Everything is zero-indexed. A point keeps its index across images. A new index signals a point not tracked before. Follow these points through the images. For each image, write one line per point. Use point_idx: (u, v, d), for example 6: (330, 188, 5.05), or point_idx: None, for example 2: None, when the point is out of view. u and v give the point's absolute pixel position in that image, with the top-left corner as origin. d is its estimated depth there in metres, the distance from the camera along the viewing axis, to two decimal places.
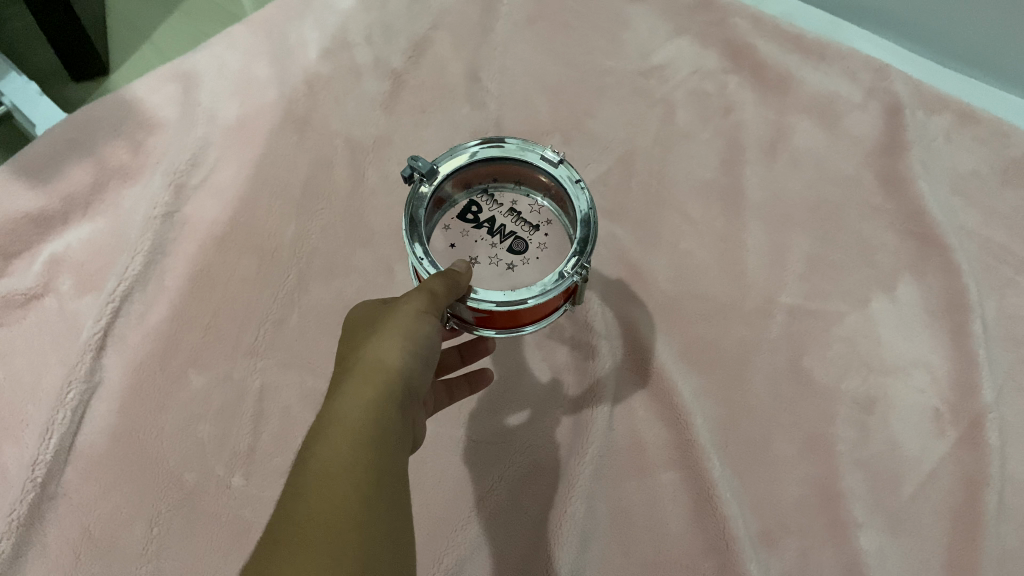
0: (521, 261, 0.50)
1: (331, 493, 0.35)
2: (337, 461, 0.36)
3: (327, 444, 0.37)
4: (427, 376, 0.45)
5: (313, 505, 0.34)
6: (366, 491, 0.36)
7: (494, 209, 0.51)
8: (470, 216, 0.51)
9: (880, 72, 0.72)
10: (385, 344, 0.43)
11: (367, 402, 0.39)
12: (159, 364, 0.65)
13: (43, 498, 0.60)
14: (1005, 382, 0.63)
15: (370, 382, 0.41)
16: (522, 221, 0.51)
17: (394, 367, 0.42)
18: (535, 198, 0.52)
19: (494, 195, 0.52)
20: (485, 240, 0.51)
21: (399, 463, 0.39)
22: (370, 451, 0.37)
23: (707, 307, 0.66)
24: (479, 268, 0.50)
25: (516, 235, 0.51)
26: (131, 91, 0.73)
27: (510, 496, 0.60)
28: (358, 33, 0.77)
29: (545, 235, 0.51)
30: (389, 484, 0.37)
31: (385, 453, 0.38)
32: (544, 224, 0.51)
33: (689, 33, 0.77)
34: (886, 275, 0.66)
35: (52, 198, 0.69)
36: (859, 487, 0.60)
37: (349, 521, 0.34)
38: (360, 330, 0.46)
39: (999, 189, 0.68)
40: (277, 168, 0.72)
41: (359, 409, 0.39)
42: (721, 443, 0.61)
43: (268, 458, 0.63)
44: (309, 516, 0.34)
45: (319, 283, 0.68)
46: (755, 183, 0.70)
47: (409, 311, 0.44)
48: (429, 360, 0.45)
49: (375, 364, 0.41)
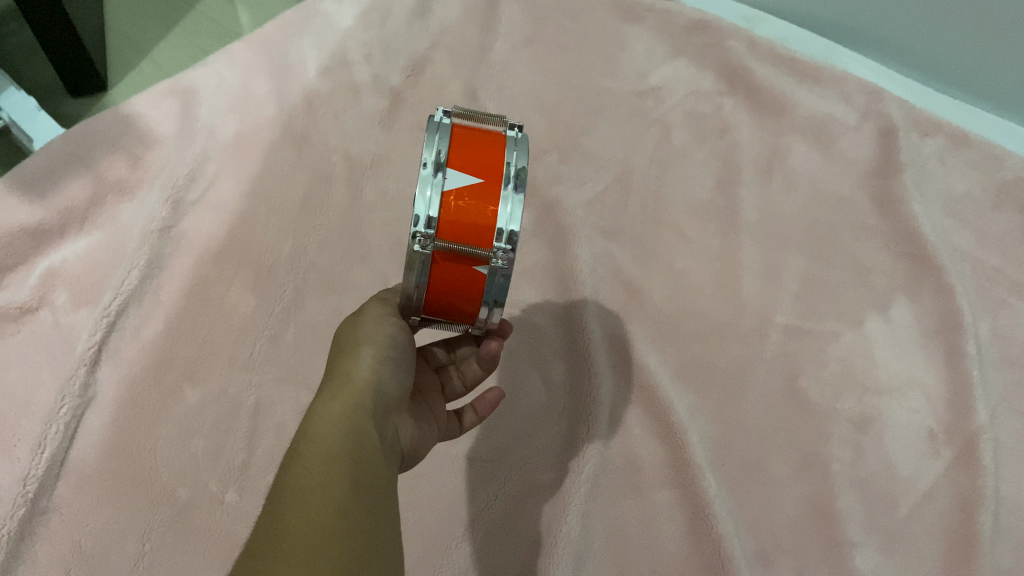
0: None
1: (308, 502, 0.35)
2: (311, 470, 0.37)
3: (302, 456, 0.38)
4: (400, 383, 0.46)
5: (291, 514, 0.35)
6: (342, 496, 0.36)
7: None
8: None
9: (874, 95, 0.73)
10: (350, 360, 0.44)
11: (337, 413, 0.40)
12: (154, 378, 0.65)
13: (34, 513, 0.60)
14: (999, 403, 0.63)
15: (337, 394, 0.42)
16: None
17: (361, 379, 0.43)
18: None
19: None
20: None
21: (376, 469, 0.39)
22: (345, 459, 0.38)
23: (703, 326, 0.67)
24: None
25: None
26: (129, 105, 0.73)
27: (504, 514, 0.60)
28: (357, 52, 0.77)
29: None
30: (366, 490, 0.37)
31: (360, 461, 0.39)
32: None
33: (685, 55, 0.78)
34: (880, 296, 0.67)
35: (48, 211, 0.68)
36: (854, 507, 0.60)
37: (325, 523, 0.34)
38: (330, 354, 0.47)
39: (991, 212, 0.69)
40: (275, 184, 0.72)
41: (330, 421, 0.40)
42: (717, 462, 0.61)
43: (260, 474, 0.62)
44: (286, 525, 0.34)
45: (315, 299, 0.69)
46: (750, 203, 0.71)
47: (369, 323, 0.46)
48: (397, 366, 0.46)
49: (342, 378, 0.43)
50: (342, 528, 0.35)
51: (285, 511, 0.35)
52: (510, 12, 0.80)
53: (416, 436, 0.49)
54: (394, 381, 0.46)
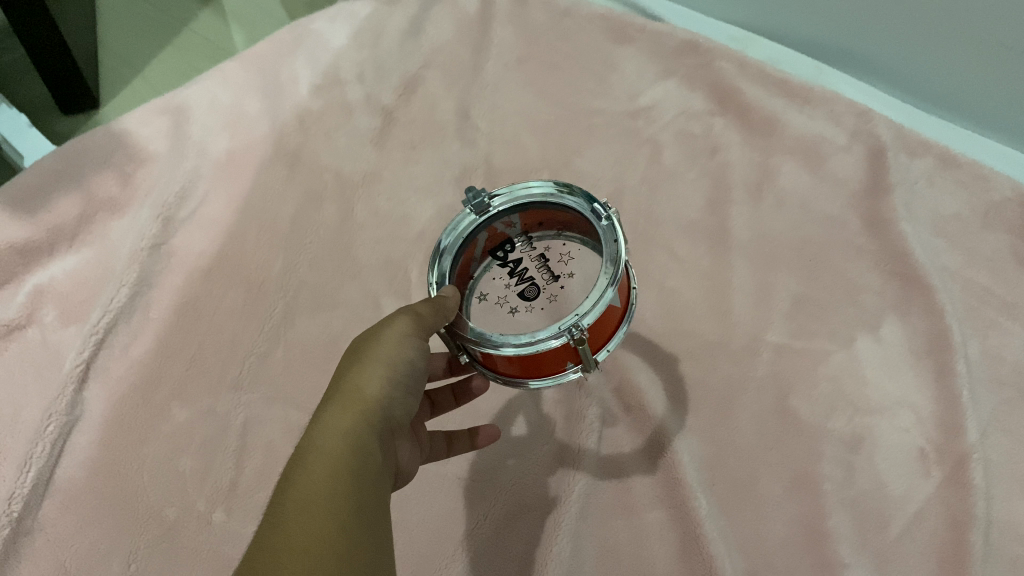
0: (526, 308, 0.47)
1: (309, 516, 0.35)
2: (315, 484, 0.37)
3: (306, 475, 0.37)
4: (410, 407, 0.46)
5: (291, 527, 0.35)
6: (345, 513, 0.36)
7: (526, 252, 0.49)
8: (501, 254, 0.50)
9: (863, 116, 0.73)
10: (364, 375, 0.43)
11: (343, 433, 0.40)
12: (142, 397, 0.64)
13: (18, 532, 0.59)
14: (990, 422, 0.63)
15: (348, 411, 0.41)
16: (546, 267, 0.49)
17: (373, 400, 0.42)
18: (569, 244, 0.49)
19: (531, 239, 0.50)
20: (502, 278, 0.49)
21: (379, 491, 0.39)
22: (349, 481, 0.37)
23: (693, 345, 0.67)
24: (486, 306, 0.48)
25: (534, 281, 0.48)
26: (121, 123, 0.73)
27: (496, 534, 0.60)
28: (349, 70, 0.78)
29: (562, 286, 0.47)
30: (368, 511, 0.37)
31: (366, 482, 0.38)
32: (564, 275, 0.48)
33: (676, 75, 0.78)
34: (870, 315, 0.67)
35: (38, 229, 0.68)
36: (844, 527, 0.59)
37: (326, 540, 0.34)
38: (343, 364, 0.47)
39: (980, 231, 0.69)
40: (266, 202, 0.72)
41: (338, 441, 0.39)
42: (708, 482, 0.61)
43: (249, 493, 0.61)
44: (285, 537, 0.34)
45: (305, 317, 0.68)
46: (740, 223, 0.71)
47: (393, 339, 0.45)
48: (410, 390, 0.45)
49: (354, 397, 0.42)
50: (343, 549, 0.34)
51: (285, 523, 0.35)
52: (502, 33, 0.81)
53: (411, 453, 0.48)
54: (403, 404, 0.45)
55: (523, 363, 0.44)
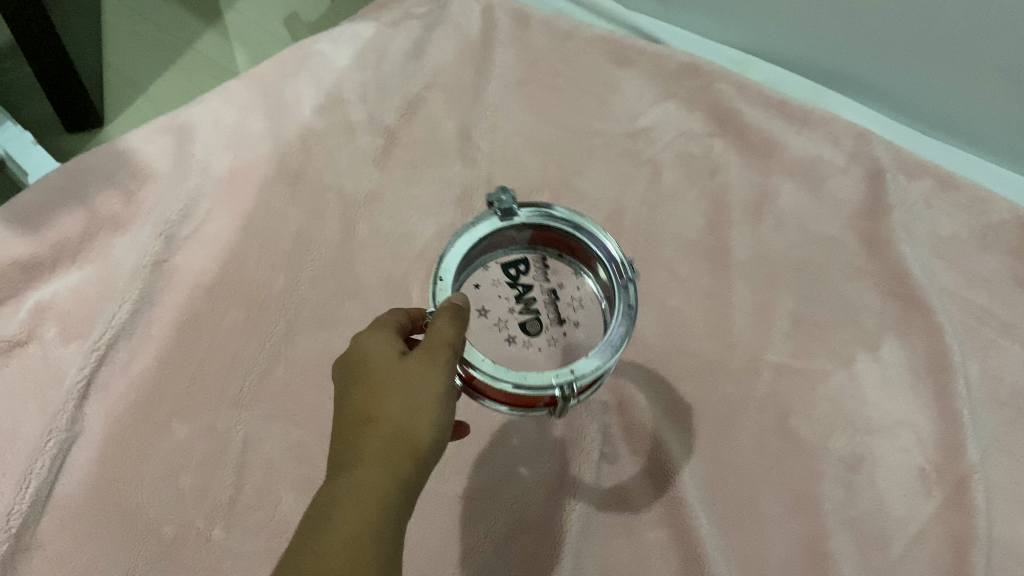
0: (525, 341, 0.48)
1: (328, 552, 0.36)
2: (337, 520, 0.37)
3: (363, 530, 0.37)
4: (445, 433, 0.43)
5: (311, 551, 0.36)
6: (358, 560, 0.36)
7: (538, 277, 0.50)
8: (513, 271, 0.50)
9: (862, 137, 0.74)
10: (402, 402, 0.41)
11: (379, 461, 0.40)
12: (142, 414, 0.64)
13: (15, 550, 0.59)
14: (990, 443, 0.63)
15: (382, 442, 0.40)
16: (554, 304, 0.50)
17: (406, 434, 0.41)
18: (579, 274, 0.51)
19: (547, 265, 0.51)
20: (507, 300, 0.49)
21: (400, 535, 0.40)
22: (380, 536, 0.38)
23: (694, 364, 0.66)
24: (486, 324, 0.48)
25: (539, 315, 0.49)
26: (125, 141, 0.73)
27: (495, 551, 0.59)
28: (352, 91, 0.78)
29: (564, 331, 0.49)
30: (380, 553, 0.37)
31: (394, 536, 0.39)
32: (569, 319, 0.49)
33: (676, 97, 0.79)
34: (869, 335, 0.67)
35: (40, 245, 0.68)
36: (846, 547, 0.59)
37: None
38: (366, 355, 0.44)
39: (979, 253, 0.70)
40: (268, 220, 0.72)
41: (368, 475, 0.39)
42: (708, 501, 0.61)
43: (248, 511, 0.61)
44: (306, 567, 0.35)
45: (306, 335, 0.69)
46: (739, 243, 0.72)
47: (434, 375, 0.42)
48: (448, 417, 0.43)
49: (386, 425, 0.41)
50: None
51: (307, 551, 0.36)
52: (503, 55, 0.82)
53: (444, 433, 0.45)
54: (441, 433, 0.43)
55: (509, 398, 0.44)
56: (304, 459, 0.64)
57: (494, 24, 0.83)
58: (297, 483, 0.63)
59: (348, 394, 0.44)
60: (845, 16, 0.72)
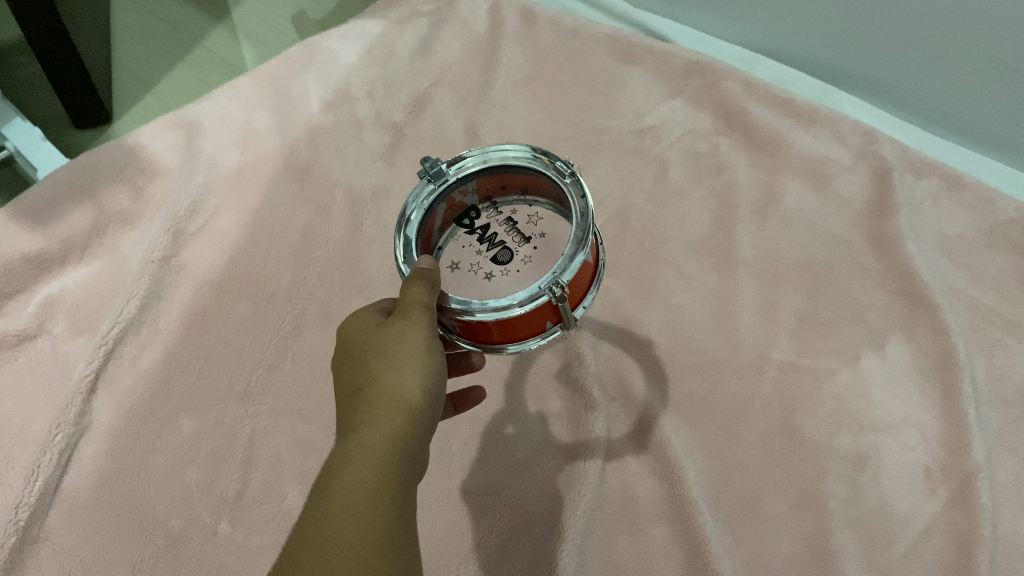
0: (501, 271, 0.49)
1: (351, 506, 0.38)
2: (353, 477, 0.39)
3: (377, 481, 0.40)
4: (441, 397, 0.46)
5: (331, 505, 0.38)
6: (381, 509, 0.38)
7: (492, 217, 0.52)
8: (467, 221, 0.52)
9: (868, 136, 0.74)
10: (395, 372, 0.44)
11: (381, 424, 0.42)
12: (150, 408, 0.65)
13: (23, 542, 0.59)
14: (995, 442, 0.63)
15: (382, 408, 0.43)
16: (515, 231, 0.51)
17: (405, 397, 0.43)
18: (534, 205, 0.51)
19: (497, 205, 0.52)
20: (473, 246, 0.51)
21: (411, 482, 0.42)
22: (388, 482, 0.40)
23: (699, 362, 0.67)
24: (460, 275, 0.50)
25: (505, 244, 0.50)
26: (133, 136, 0.74)
27: (499, 547, 0.60)
28: (359, 89, 0.79)
29: (534, 247, 0.49)
30: (398, 502, 0.40)
31: (399, 487, 0.40)
32: (535, 236, 0.50)
33: (682, 95, 0.79)
34: (875, 334, 0.67)
35: (50, 240, 0.69)
36: (851, 545, 0.59)
37: (362, 528, 0.37)
38: (353, 346, 0.47)
39: (986, 252, 0.70)
40: (276, 217, 0.73)
41: (375, 436, 0.41)
42: (712, 499, 0.61)
43: (255, 506, 0.61)
44: (328, 520, 0.37)
45: (313, 330, 0.68)
46: (746, 241, 0.72)
47: (417, 342, 0.45)
48: (441, 379, 0.46)
49: (382, 391, 0.43)
50: (370, 535, 0.37)
51: (326, 508, 0.38)
52: (511, 53, 0.82)
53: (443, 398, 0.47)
54: (438, 395, 0.46)
55: (505, 329, 0.47)
56: (311, 454, 0.63)
57: (501, 21, 0.83)
58: (305, 478, 0.62)
59: (346, 378, 0.46)
60: (846, 9, 0.72)
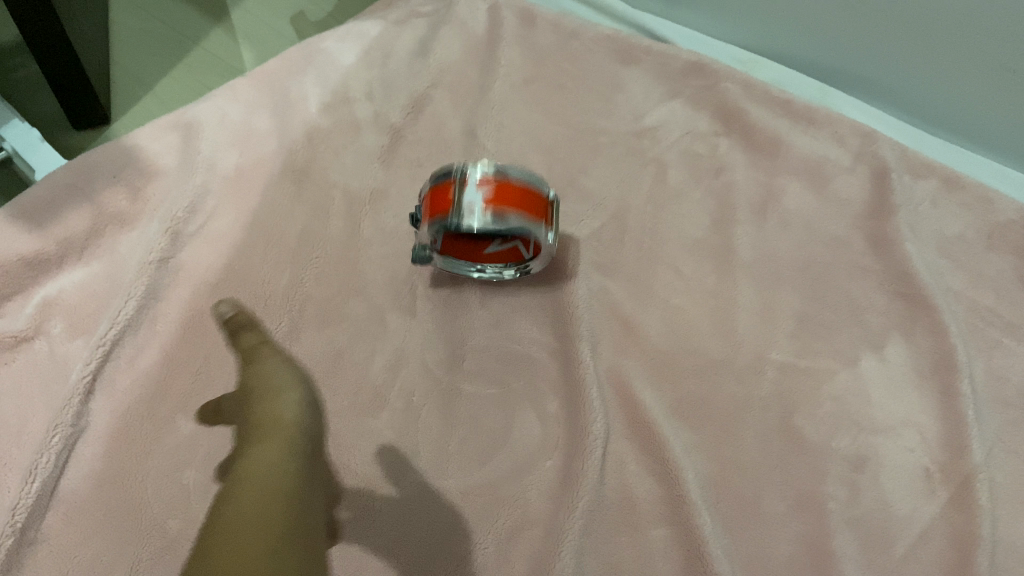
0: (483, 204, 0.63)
1: (231, 549, 0.46)
2: (229, 536, 0.48)
3: (265, 531, 0.47)
4: (306, 492, 0.54)
5: (215, 558, 0.46)
6: (266, 542, 0.46)
7: None
8: None
9: (867, 138, 0.74)
10: (257, 461, 0.54)
11: (254, 486, 0.51)
12: (146, 410, 0.64)
13: (21, 543, 0.59)
14: (994, 443, 0.63)
15: (247, 488, 0.52)
16: None
17: (256, 473, 0.53)
18: None
19: None
20: None
21: (287, 528, 0.48)
22: (261, 530, 0.47)
23: (699, 363, 0.66)
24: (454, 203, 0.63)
25: None
26: (131, 137, 0.74)
27: (497, 548, 0.59)
28: (358, 90, 0.79)
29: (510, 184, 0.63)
30: (278, 545, 0.46)
31: (280, 534, 0.48)
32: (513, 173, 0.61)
33: (681, 96, 0.79)
34: (874, 335, 0.67)
35: (49, 241, 0.69)
36: (850, 547, 0.59)
37: (237, 560, 0.45)
38: (239, 445, 0.59)
39: (984, 253, 0.70)
40: (274, 218, 0.73)
41: (247, 500, 0.50)
42: (711, 500, 0.61)
43: None
44: (214, 560, 0.46)
45: (311, 331, 0.68)
46: (745, 242, 0.72)
47: (265, 452, 0.55)
48: (297, 479, 0.54)
49: (242, 484, 0.52)
50: (251, 561, 0.45)
51: (213, 555, 0.46)
52: (509, 54, 0.82)
53: (309, 492, 0.55)
54: (293, 478, 0.54)
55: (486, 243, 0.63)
56: None
57: (500, 22, 0.84)
58: None
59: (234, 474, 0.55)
60: (846, 5, 0.72)
